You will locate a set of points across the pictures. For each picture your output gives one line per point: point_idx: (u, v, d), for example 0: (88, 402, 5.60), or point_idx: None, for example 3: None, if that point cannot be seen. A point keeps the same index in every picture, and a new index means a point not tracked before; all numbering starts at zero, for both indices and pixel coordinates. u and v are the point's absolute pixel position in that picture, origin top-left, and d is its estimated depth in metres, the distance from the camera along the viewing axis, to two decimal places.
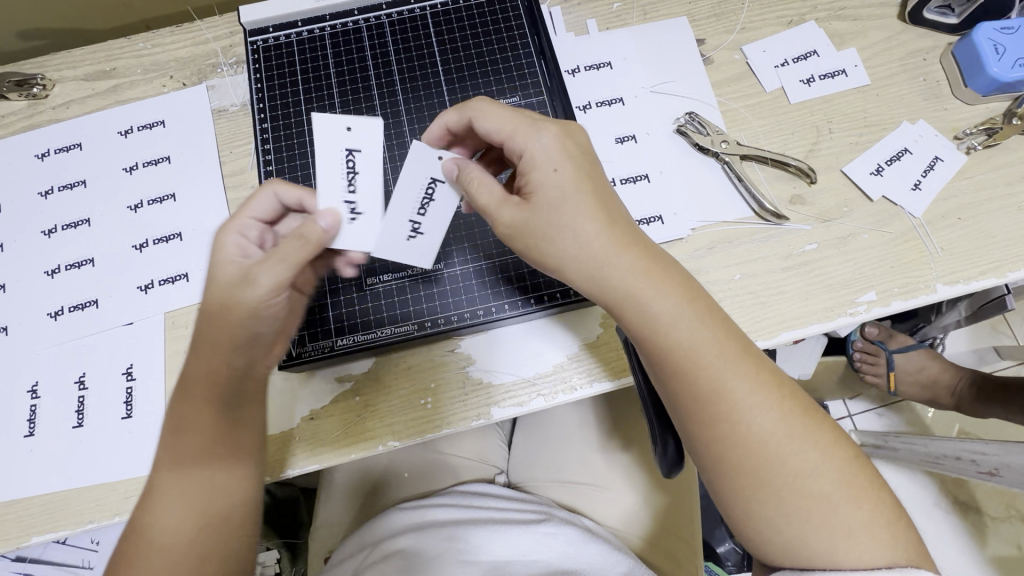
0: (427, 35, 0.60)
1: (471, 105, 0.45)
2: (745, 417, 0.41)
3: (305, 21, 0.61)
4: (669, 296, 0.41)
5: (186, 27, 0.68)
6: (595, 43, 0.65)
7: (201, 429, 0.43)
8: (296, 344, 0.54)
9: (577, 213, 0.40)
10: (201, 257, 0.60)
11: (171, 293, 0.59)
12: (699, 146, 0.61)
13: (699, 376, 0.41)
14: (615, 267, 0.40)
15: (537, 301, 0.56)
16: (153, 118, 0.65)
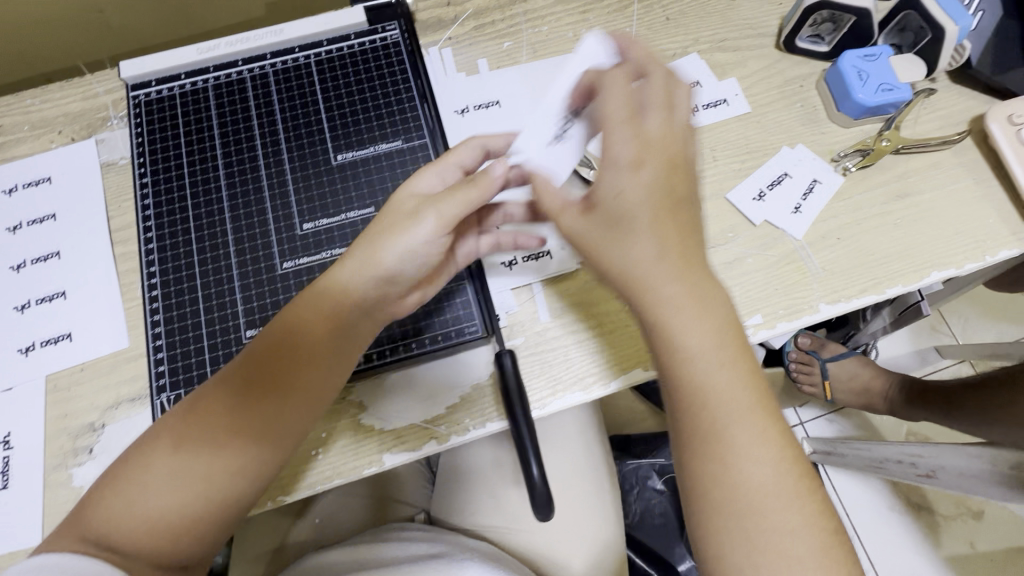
0: (311, 83, 0.61)
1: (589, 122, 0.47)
2: (747, 460, 0.39)
3: (189, 74, 0.61)
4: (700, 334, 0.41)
5: (77, 82, 0.67)
6: (485, 82, 0.66)
7: (231, 407, 0.46)
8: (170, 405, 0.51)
9: (642, 235, 0.42)
10: (85, 316, 0.58)
11: (54, 354, 0.57)
12: (587, 181, 0.62)
13: (706, 413, 0.41)
14: (662, 291, 0.41)
15: (422, 345, 0.56)
16: (40, 175, 0.64)
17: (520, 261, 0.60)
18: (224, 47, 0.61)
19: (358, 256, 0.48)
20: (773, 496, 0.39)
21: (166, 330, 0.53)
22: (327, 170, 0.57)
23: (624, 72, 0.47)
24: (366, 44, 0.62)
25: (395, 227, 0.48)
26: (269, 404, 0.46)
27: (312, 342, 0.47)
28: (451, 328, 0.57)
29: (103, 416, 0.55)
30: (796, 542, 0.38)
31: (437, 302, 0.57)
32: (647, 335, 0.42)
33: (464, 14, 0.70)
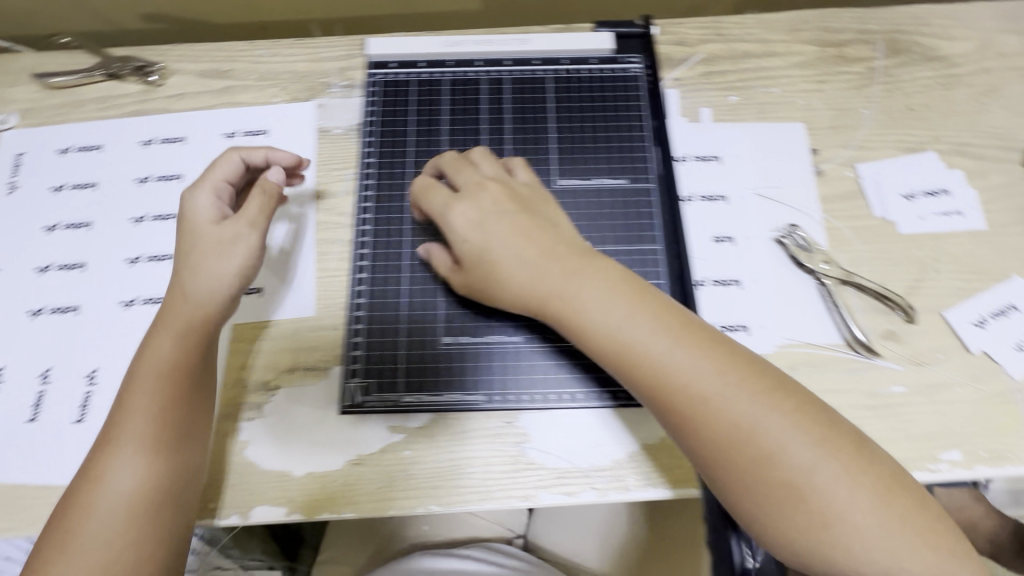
0: (546, 99, 0.60)
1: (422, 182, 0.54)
2: (831, 489, 0.41)
3: (428, 64, 0.61)
4: (777, 412, 0.43)
5: (308, 43, 0.69)
6: (706, 133, 0.64)
7: (152, 403, 0.48)
8: (362, 392, 0.55)
9: (624, 317, 0.45)
10: (279, 274, 0.60)
11: (242, 304, 0.58)
12: (797, 261, 0.59)
13: (773, 475, 0.42)
14: (678, 359, 0.44)
15: (612, 398, 0.55)
16: (258, 125, 0.65)
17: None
18: (470, 47, 0.61)
19: (203, 254, 0.52)
20: (837, 493, 0.41)
21: (366, 315, 0.57)
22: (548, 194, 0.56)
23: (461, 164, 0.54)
24: (607, 72, 0.61)
25: (224, 245, 0.52)
26: (171, 413, 0.48)
27: (190, 351, 0.50)
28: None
29: (278, 378, 0.56)
30: (822, 482, 0.41)
31: None
32: (698, 394, 0.43)
33: (693, 58, 0.68)
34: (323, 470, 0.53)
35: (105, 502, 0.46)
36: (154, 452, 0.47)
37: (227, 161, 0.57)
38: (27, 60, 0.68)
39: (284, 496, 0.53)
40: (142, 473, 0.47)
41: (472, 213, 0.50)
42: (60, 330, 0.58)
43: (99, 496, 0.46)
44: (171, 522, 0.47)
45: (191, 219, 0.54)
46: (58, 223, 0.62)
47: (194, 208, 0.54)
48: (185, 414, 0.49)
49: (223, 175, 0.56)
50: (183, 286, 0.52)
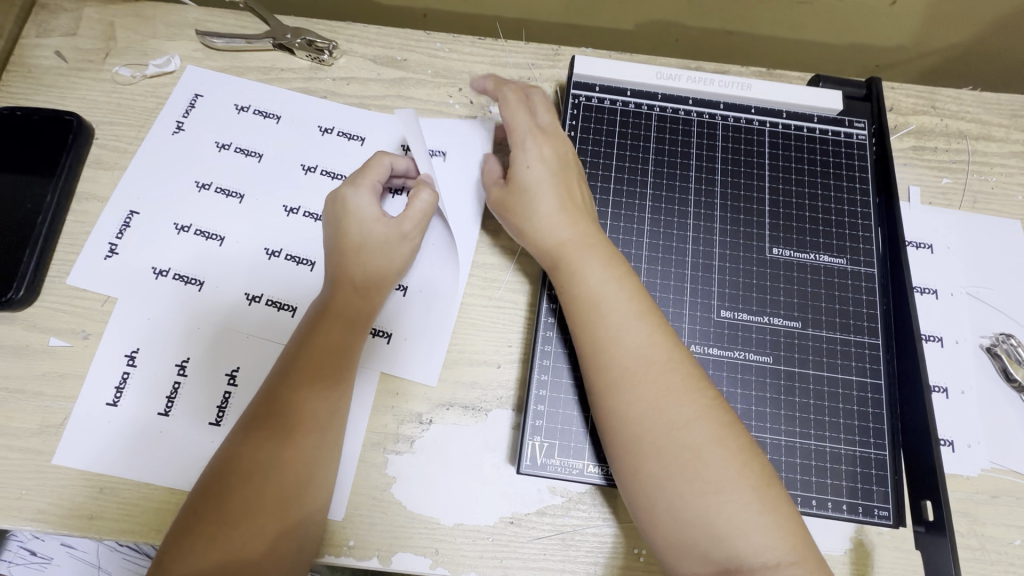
0: (761, 152, 0.54)
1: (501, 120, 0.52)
2: (733, 507, 0.39)
3: (636, 93, 0.56)
4: (714, 444, 0.41)
5: (490, 45, 0.64)
6: (914, 215, 0.59)
7: (281, 368, 0.48)
8: (541, 451, 0.48)
9: (670, 378, 0.43)
10: (413, 320, 0.54)
11: (372, 349, 0.52)
12: (1011, 377, 0.53)
13: (679, 485, 0.40)
14: (708, 437, 0.41)
15: (820, 505, 0.46)
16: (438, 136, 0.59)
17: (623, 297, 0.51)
18: (686, 81, 0.55)
19: (355, 260, 0.51)
20: (736, 510, 0.39)
21: (552, 365, 0.50)
22: (760, 260, 0.51)
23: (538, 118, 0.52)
24: (829, 135, 0.55)
25: (382, 253, 0.51)
26: (296, 402, 0.46)
27: (330, 333, 0.48)
28: (860, 501, 0.46)
29: (433, 411, 0.51)
30: (716, 487, 0.40)
31: (845, 461, 0.47)
32: (660, 426, 0.42)
33: (903, 127, 0.63)
34: (477, 524, 0.49)
35: (267, 464, 0.44)
36: (316, 433, 0.46)
37: (375, 162, 0.54)
38: (189, 13, 0.64)
39: (432, 546, 0.48)
40: (297, 446, 0.45)
41: (548, 157, 0.50)
42: (200, 317, 0.53)
43: (259, 450, 0.44)
44: (303, 514, 0.44)
45: (351, 219, 0.52)
46: (212, 182, 0.57)
47: (356, 208, 0.52)
48: (314, 387, 0.47)
49: (380, 175, 0.53)
50: (346, 255, 0.51)
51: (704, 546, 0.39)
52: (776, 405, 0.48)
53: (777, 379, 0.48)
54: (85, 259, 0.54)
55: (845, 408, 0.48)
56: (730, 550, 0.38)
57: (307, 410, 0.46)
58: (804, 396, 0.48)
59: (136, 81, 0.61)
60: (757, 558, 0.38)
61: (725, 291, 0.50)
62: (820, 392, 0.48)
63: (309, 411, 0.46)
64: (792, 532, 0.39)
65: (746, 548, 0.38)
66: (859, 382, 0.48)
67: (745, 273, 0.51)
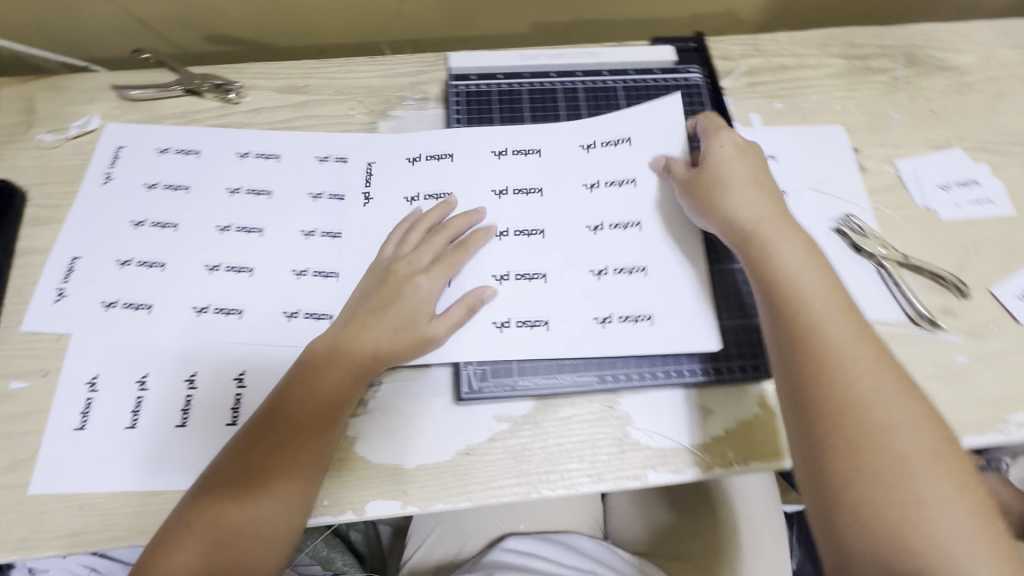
0: (618, 105, 0.65)
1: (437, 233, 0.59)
2: (930, 494, 0.41)
3: (506, 75, 0.66)
4: (917, 429, 0.43)
5: (380, 61, 0.73)
6: (758, 135, 0.70)
7: (226, 477, 0.50)
8: (477, 378, 0.56)
9: (869, 359, 0.46)
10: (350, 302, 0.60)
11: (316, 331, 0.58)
12: (859, 246, 0.64)
13: (908, 476, 0.41)
14: (905, 432, 0.43)
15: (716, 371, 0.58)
16: (442, 149, 0.65)
17: (513, 275, 0.59)
18: (545, 59, 0.66)
19: (377, 339, 0.54)
20: (932, 490, 0.41)
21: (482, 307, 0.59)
22: (630, 200, 0.62)
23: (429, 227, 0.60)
24: (671, 80, 0.66)
25: (414, 343, 0.54)
26: (285, 506, 0.50)
27: (309, 435, 0.51)
28: (746, 360, 0.58)
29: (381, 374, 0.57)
30: (923, 476, 0.41)
31: (729, 333, 0.59)
32: (868, 404, 0.44)
33: (736, 70, 0.75)
34: (437, 461, 0.54)
35: (261, 566, 0.49)
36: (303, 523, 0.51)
37: (432, 245, 0.58)
38: (101, 78, 0.70)
39: (399, 489, 0.53)
40: (283, 547, 0.50)
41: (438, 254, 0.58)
42: (151, 336, 0.58)
43: (249, 556, 0.49)
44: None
45: (412, 296, 0.55)
46: (147, 218, 0.63)
47: (427, 295, 0.56)
48: (297, 492, 0.50)
49: (457, 265, 0.58)
50: (332, 356, 0.53)
51: (909, 532, 0.40)
52: (659, 305, 0.59)
53: (658, 286, 0.59)
54: (34, 307, 0.58)
55: (720, 295, 0.60)
56: (925, 528, 0.40)
57: (280, 507, 0.50)
58: (689, 291, 0.59)
59: (60, 144, 0.66)
60: (940, 526, 0.40)
61: (603, 227, 0.61)
62: (702, 285, 0.59)
63: (269, 510, 0.49)
64: (979, 507, 0.41)
65: (943, 522, 0.40)
66: (734, 278, 0.61)
67: (619, 210, 0.62)
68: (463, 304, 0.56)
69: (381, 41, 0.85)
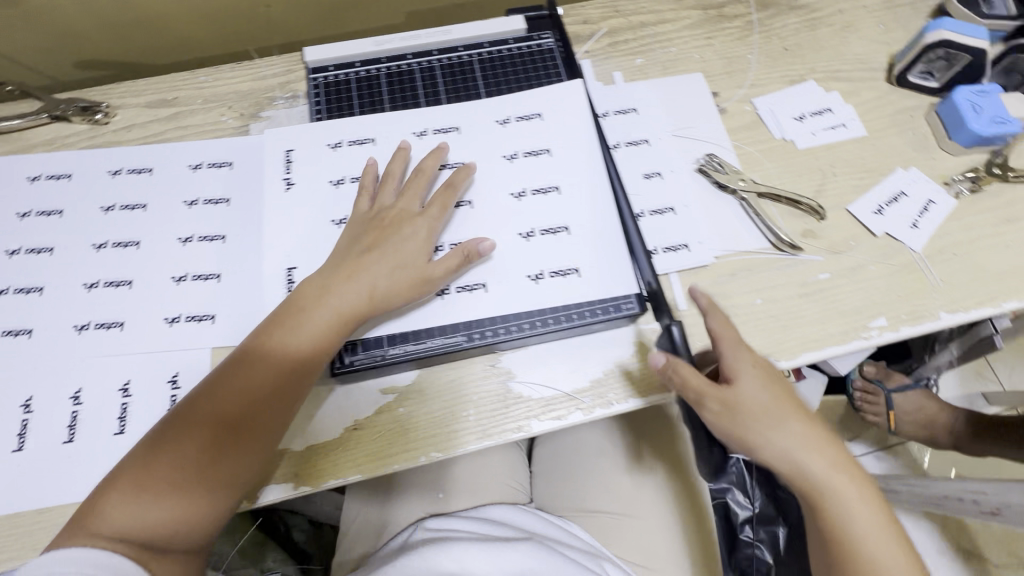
0: (474, 77, 0.68)
1: (423, 174, 0.61)
2: (865, 524, 0.51)
3: (363, 62, 0.67)
4: (836, 469, 0.51)
5: (248, 65, 0.74)
6: (621, 91, 0.73)
7: (177, 462, 0.49)
8: (349, 353, 0.57)
9: (806, 458, 0.51)
10: (232, 302, 0.61)
11: (198, 334, 0.60)
12: (719, 184, 0.67)
13: (833, 509, 0.51)
14: (853, 524, 0.50)
15: (581, 315, 0.58)
16: (365, 134, 0.64)
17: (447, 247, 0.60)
18: (399, 41, 0.68)
19: (375, 282, 0.56)
20: (855, 508, 0.51)
21: None
22: (546, 166, 0.63)
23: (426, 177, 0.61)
24: (525, 47, 0.69)
25: (416, 284, 0.56)
26: (210, 450, 0.50)
27: (249, 381, 0.52)
28: (609, 301, 0.59)
29: None
30: (855, 518, 0.51)
31: (591, 275, 0.59)
32: (814, 485, 0.51)
33: (598, 33, 0.77)
34: (325, 440, 0.56)
35: (153, 511, 0.48)
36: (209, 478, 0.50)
37: (412, 192, 0.60)
38: None
39: (290, 472, 0.55)
40: (180, 499, 0.49)
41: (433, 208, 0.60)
42: (33, 359, 0.58)
43: (145, 499, 0.48)
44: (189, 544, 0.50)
45: (406, 242, 0.58)
46: (21, 246, 0.63)
47: (410, 238, 0.58)
48: (219, 436, 0.50)
49: (443, 204, 0.60)
50: (311, 296, 0.55)
51: (850, 555, 0.50)
52: (587, 259, 0.60)
53: (582, 242, 0.60)
54: None
55: (582, 239, 0.61)
56: (869, 551, 0.50)
57: (196, 450, 0.50)
58: (548, 242, 0.61)
59: None
60: (882, 557, 0.50)
61: (525, 194, 0.63)
62: (561, 235, 0.61)
63: (184, 448, 0.50)
64: (887, 517, 0.52)
65: (871, 543, 0.50)
66: (610, 231, 0.61)
67: (539, 175, 0.63)
68: (467, 250, 0.57)
69: (250, 48, 0.86)
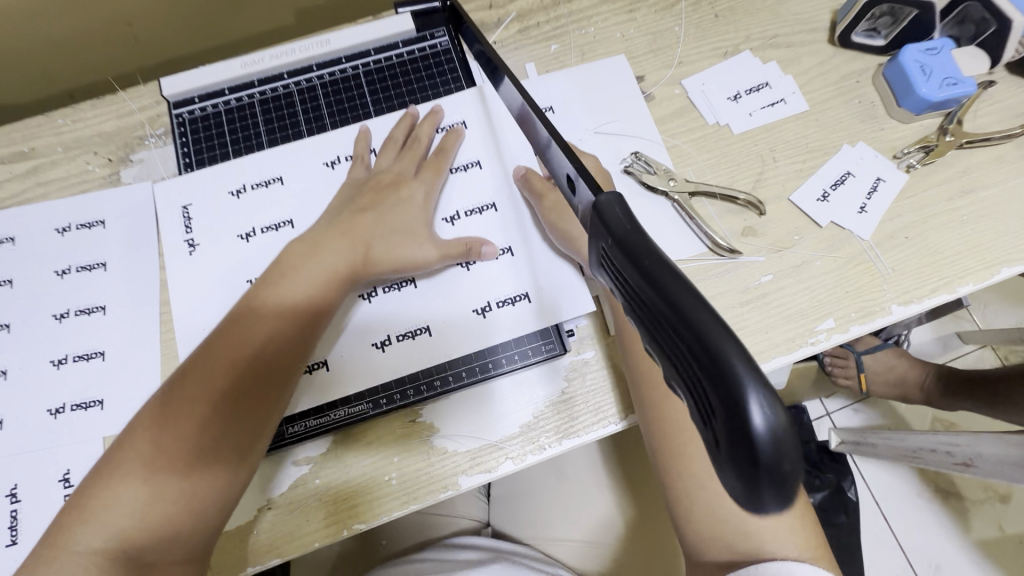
0: (361, 93, 0.61)
1: (420, 131, 0.59)
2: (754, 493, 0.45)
3: (232, 89, 0.60)
4: None
5: (110, 99, 0.64)
6: (535, 86, 0.65)
7: (181, 425, 0.45)
8: None
9: None
10: (122, 381, 0.55)
11: (88, 423, 0.54)
12: (648, 185, 0.60)
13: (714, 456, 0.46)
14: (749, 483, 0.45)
15: (506, 362, 0.55)
16: (269, 173, 0.58)
17: (381, 292, 0.56)
18: (269, 60, 0.60)
19: (376, 249, 0.53)
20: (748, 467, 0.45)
21: None
22: (476, 183, 0.59)
23: (421, 133, 0.59)
24: (416, 52, 0.62)
25: (412, 262, 0.53)
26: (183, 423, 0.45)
27: (231, 347, 0.48)
28: (529, 346, 0.55)
29: None
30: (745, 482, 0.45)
31: (509, 317, 0.56)
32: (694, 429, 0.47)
33: (506, 18, 0.68)
34: (239, 525, 0.51)
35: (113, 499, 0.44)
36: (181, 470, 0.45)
37: (413, 150, 0.58)
38: None
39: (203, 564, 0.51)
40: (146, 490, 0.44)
41: (433, 184, 0.57)
42: None
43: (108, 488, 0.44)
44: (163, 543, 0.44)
45: (407, 208, 0.56)
46: None
47: (419, 200, 0.56)
48: (195, 407, 0.45)
49: (444, 163, 0.58)
50: (291, 261, 0.52)
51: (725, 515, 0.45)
52: (534, 281, 0.56)
53: (526, 264, 0.57)
54: None
55: (495, 281, 0.57)
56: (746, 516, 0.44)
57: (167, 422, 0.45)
58: (456, 287, 0.56)
59: None
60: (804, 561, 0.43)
61: (458, 217, 0.58)
62: (473, 277, 0.57)
63: (153, 422, 0.46)
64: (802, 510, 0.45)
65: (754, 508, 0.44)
66: (523, 272, 0.57)
67: (471, 194, 0.59)
68: (479, 250, 0.55)
69: (110, 76, 0.76)
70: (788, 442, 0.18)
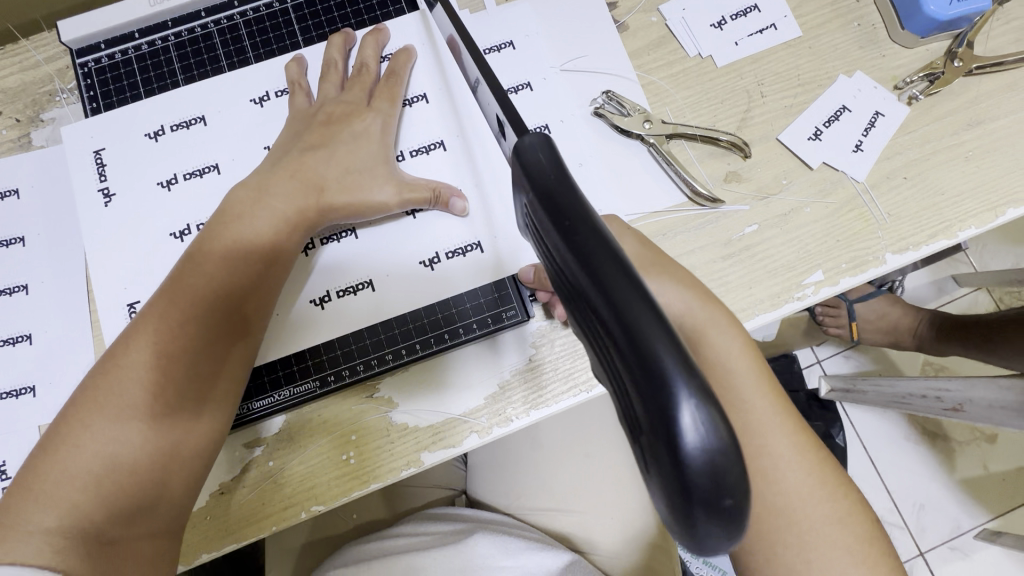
0: (291, 32, 0.54)
1: (365, 55, 0.52)
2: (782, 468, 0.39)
3: (144, 32, 0.53)
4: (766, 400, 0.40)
5: (9, 49, 0.56)
6: (493, 18, 0.57)
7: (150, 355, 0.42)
8: None
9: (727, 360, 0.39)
10: (52, 366, 0.50)
11: (20, 414, 0.50)
12: (620, 128, 0.54)
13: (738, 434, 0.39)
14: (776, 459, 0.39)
15: (465, 331, 0.50)
16: (189, 113, 0.51)
17: (319, 244, 0.52)
18: None
19: (332, 183, 0.48)
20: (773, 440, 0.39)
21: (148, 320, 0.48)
22: (424, 120, 0.53)
23: (368, 58, 0.52)
24: None
25: (368, 204, 0.48)
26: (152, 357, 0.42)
27: (197, 276, 0.44)
28: (489, 312, 0.51)
29: None
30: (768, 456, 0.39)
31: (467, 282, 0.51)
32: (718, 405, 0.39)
33: None
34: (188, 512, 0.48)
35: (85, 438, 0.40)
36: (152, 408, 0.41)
37: (357, 79, 0.51)
38: None
39: None
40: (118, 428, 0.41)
41: (389, 114, 0.51)
42: None
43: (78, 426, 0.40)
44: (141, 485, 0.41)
45: (361, 142, 0.50)
46: None
47: (366, 133, 0.50)
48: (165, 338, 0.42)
49: (398, 91, 0.51)
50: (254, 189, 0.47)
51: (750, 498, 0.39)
52: (490, 230, 0.51)
53: (481, 213, 0.51)
54: None
55: (449, 240, 0.51)
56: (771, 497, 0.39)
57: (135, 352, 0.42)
58: (405, 250, 0.51)
59: None
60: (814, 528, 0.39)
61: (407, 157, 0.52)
62: (425, 238, 0.51)
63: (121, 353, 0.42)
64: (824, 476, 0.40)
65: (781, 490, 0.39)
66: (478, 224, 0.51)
67: (419, 132, 0.52)
68: (447, 199, 0.50)
69: None
70: (719, 459, 0.18)
